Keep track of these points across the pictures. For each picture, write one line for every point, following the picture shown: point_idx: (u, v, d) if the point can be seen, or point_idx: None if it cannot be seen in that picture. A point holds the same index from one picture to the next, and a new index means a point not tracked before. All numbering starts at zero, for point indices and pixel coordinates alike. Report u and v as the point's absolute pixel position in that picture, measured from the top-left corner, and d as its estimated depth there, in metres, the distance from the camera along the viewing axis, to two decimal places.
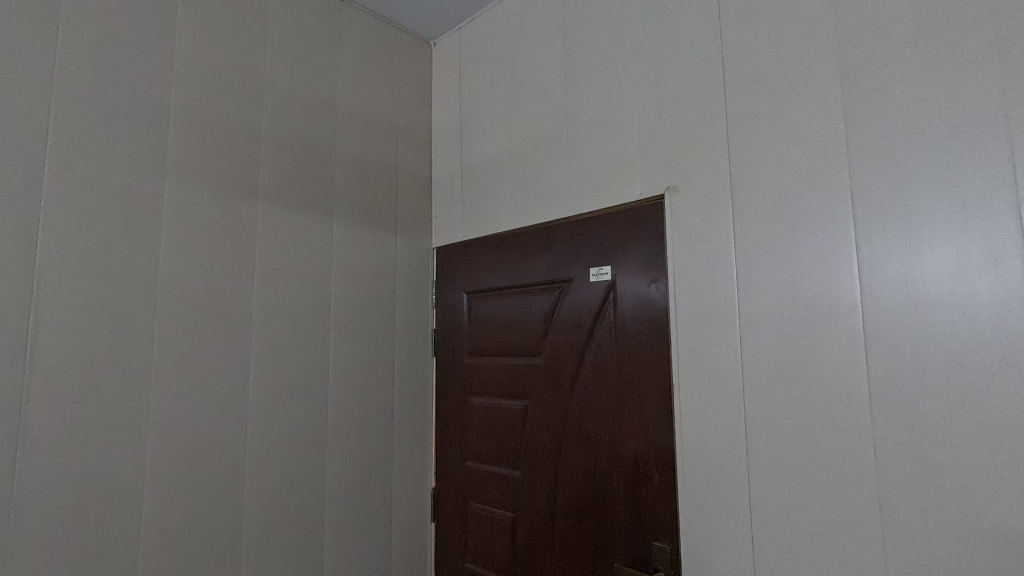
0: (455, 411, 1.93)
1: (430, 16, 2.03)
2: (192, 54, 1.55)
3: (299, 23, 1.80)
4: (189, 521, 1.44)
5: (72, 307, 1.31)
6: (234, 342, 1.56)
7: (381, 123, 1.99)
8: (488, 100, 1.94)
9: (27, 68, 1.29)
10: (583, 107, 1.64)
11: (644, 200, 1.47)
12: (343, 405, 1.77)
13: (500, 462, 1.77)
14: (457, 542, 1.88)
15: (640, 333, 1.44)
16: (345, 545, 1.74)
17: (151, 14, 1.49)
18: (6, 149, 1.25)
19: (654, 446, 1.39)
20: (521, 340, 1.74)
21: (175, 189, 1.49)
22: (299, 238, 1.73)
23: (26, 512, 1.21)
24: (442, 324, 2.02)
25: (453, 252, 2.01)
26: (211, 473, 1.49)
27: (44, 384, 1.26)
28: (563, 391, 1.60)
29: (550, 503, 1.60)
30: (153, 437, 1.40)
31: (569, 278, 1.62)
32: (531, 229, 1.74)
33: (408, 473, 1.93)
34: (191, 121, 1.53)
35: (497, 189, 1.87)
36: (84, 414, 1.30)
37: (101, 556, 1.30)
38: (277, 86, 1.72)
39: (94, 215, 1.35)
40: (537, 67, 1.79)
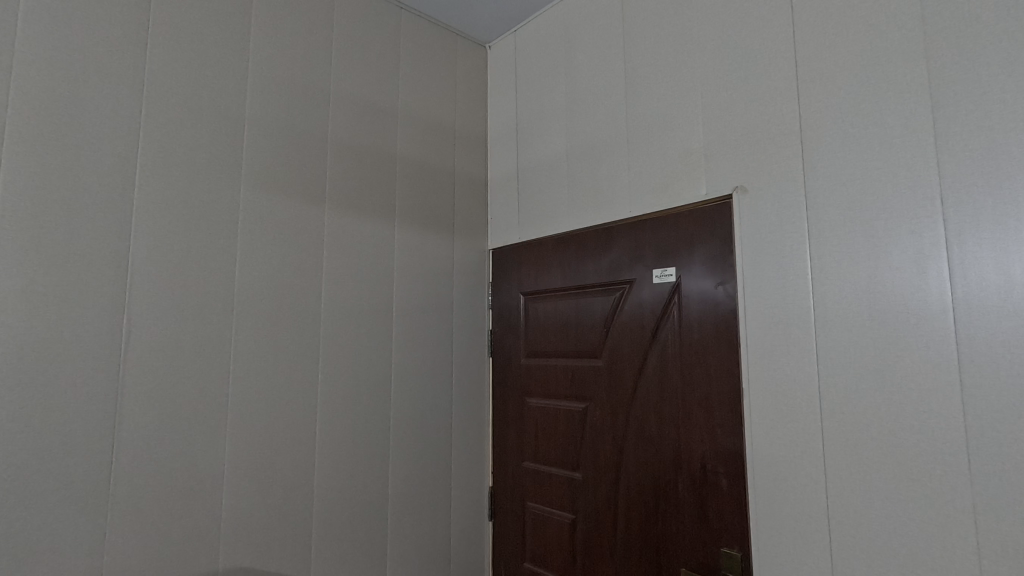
0: (512, 411, 1.94)
1: (486, 20, 2.05)
2: (265, 65, 1.62)
3: (362, 31, 1.85)
4: (263, 514, 1.50)
5: (160, 308, 1.38)
6: (304, 341, 1.62)
7: (439, 128, 2.02)
8: (545, 102, 1.94)
9: (119, 82, 1.37)
10: (645, 107, 1.63)
11: (709, 200, 1.45)
12: (404, 403, 1.81)
13: (559, 463, 1.77)
14: (515, 542, 1.89)
15: (707, 335, 1.41)
16: (407, 540, 1.77)
17: (228, 27, 1.56)
18: (102, 159, 1.33)
19: (722, 449, 1.36)
20: (580, 340, 1.73)
21: (250, 195, 1.55)
22: (363, 241, 1.77)
23: (120, 500, 1.29)
24: (498, 324, 2.04)
25: (509, 254, 2.02)
26: (284, 468, 1.55)
27: (135, 381, 1.33)
28: (625, 393, 1.59)
29: (612, 505, 1.59)
30: (233, 431, 1.47)
31: (631, 279, 1.60)
32: (590, 230, 1.73)
33: (466, 472, 1.95)
34: (264, 130, 1.60)
35: (554, 190, 1.87)
36: (170, 408, 1.38)
37: (186, 544, 1.37)
38: (342, 94, 1.78)
39: (178, 220, 1.43)
40: (596, 67, 1.78)
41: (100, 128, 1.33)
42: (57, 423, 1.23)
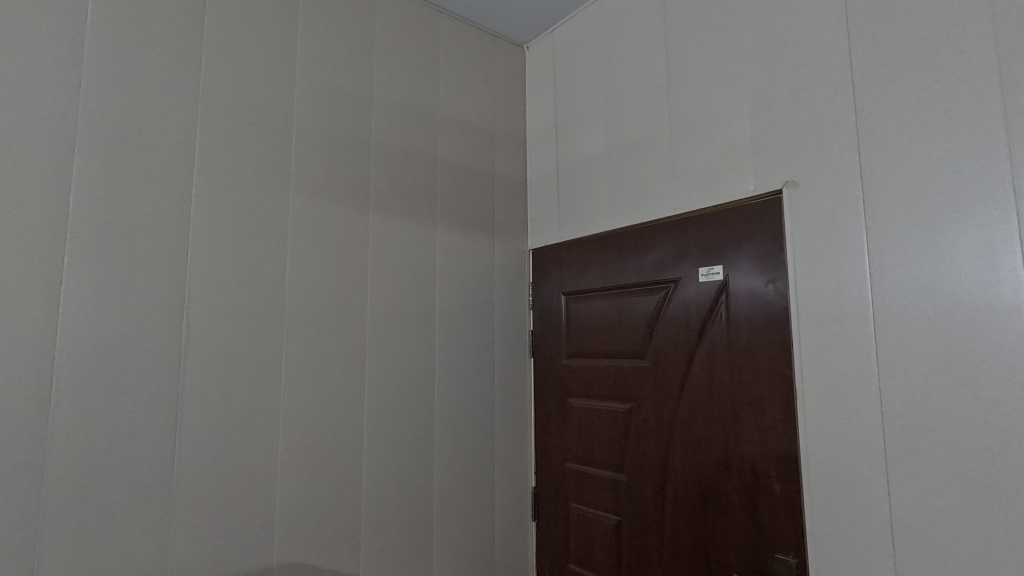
0: (554, 412, 1.94)
1: (524, 21, 2.05)
2: (311, 74, 1.66)
3: (402, 37, 1.88)
4: (314, 512, 1.54)
5: (216, 310, 1.44)
6: (351, 343, 1.65)
7: (478, 130, 2.03)
8: (585, 101, 1.93)
9: (176, 95, 1.43)
10: (688, 103, 1.60)
11: (758, 196, 1.41)
12: (447, 403, 1.83)
13: (603, 464, 1.75)
14: (559, 543, 1.88)
15: (757, 335, 1.37)
16: (451, 539, 1.79)
17: (276, 39, 1.61)
18: (162, 169, 1.39)
19: (774, 453, 1.32)
20: (624, 341, 1.71)
21: (298, 201, 1.60)
22: (406, 244, 1.80)
23: (181, 495, 1.35)
24: (539, 325, 2.04)
25: (549, 254, 2.01)
26: (333, 467, 1.58)
27: (194, 381, 1.39)
28: (670, 394, 1.56)
29: (659, 508, 1.57)
30: (284, 430, 1.51)
31: (676, 278, 1.58)
32: (633, 228, 1.71)
33: (509, 472, 1.96)
34: (311, 137, 1.64)
35: (595, 189, 1.85)
36: (227, 408, 1.43)
37: (242, 538, 1.42)
38: (384, 100, 1.81)
39: (232, 226, 1.48)
40: (637, 63, 1.76)
41: (160, 139, 1.40)
42: (124, 422, 1.29)
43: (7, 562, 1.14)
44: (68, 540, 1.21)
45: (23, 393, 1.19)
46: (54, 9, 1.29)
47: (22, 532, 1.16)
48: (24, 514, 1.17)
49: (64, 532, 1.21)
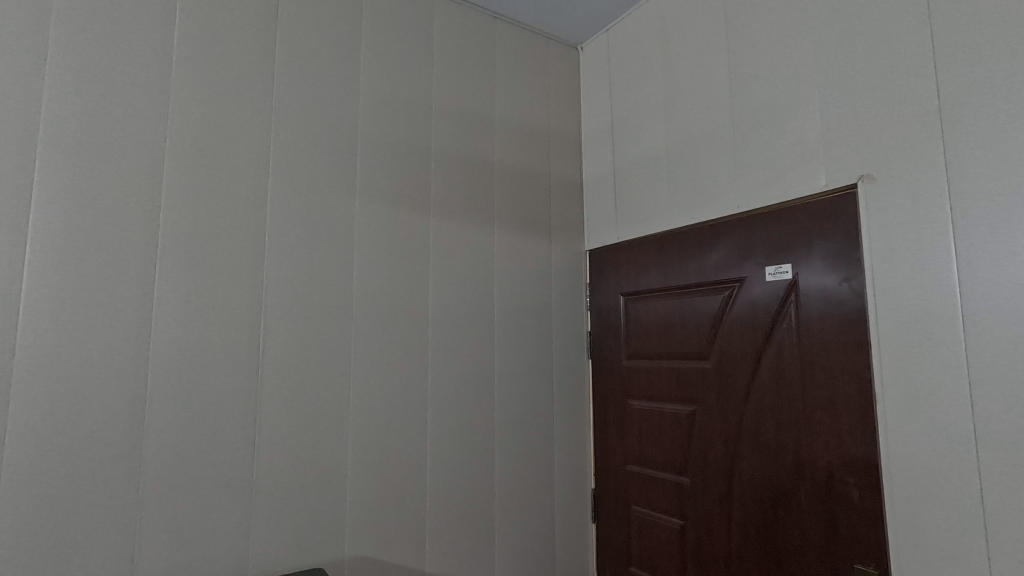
0: (614, 414, 1.92)
1: (579, 21, 2.05)
2: (374, 84, 1.72)
3: (459, 43, 1.91)
4: (382, 509, 1.59)
5: (290, 313, 1.51)
6: (414, 343, 1.70)
7: (534, 133, 2.04)
8: (642, 99, 1.91)
9: (252, 109, 1.51)
10: (752, 98, 1.56)
11: (830, 191, 1.36)
12: (506, 403, 1.85)
13: (665, 467, 1.72)
14: (620, 546, 1.87)
15: (830, 335, 1.32)
16: (513, 539, 1.81)
17: (342, 51, 1.68)
18: (241, 180, 1.48)
19: (850, 458, 1.27)
20: (685, 342, 1.68)
21: (364, 207, 1.66)
22: (465, 248, 1.83)
23: (261, 488, 1.42)
24: (596, 326, 2.03)
25: (607, 255, 2.00)
26: (400, 464, 1.63)
27: (272, 380, 1.47)
28: (736, 396, 1.52)
29: (726, 513, 1.53)
30: (352, 428, 1.57)
31: (741, 277, 1.53)
32: (694, 227, 1.68)
33: (570, 473, 1.96)
34: (374, 144, 1.70)
35: (654, 188, 1.83)
36: (301, 405, 1.50)
37: (317, 532, 1.49)
38: (443, 106, 1.85)
39: (303, 232, 1.55)
40: (696, 58, 1.73)
41: (239, 151, 1.48)
42: (210, 418, 1.38)
43: (111, 548, 1.24)
44: (162, 529, 1.30)
45: (122, 391, 1.29)
46: (145, 35, 1.39)
47: (123, 520, 1.26)
48: (124, 503, 1.27)
49: (158, 522, 1.30)
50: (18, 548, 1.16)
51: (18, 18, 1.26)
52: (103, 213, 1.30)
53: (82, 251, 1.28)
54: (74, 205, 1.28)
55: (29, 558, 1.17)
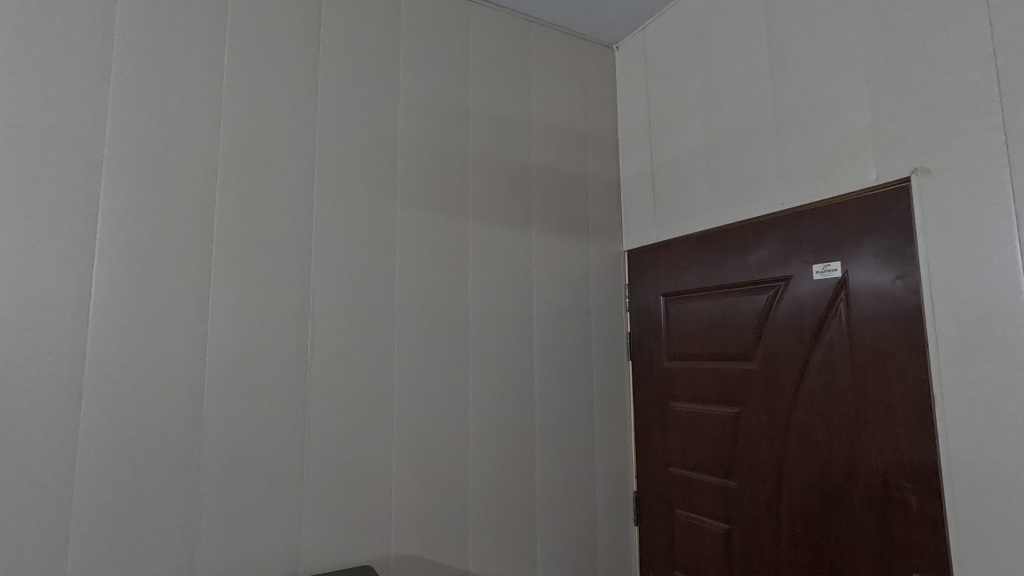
0: (655, 416, 1.90)
1: (614, 21, 2.04)
2: (412, 92, 1.76)
3: (495, 48, 1.93)
4: (426, 509, 1.62)
5: (336, 317, 1.55)
6: (455, 346, 1.72)
7: (571, 135, 2.04)
8: (679, 97, 1.88)
9: (297, 121, 1.57)
10: (796, 92, 1.52)
11: (881, 186, 1.31)
12: (546, 405, 1.85)
13: (709, 470, 1.69)
14: (664, 550, 1.84)
15: (883, 335, 1.28)
16: (555, 540, 1.81)
17: (381, 61, 1.72)
18: (288, 189, 1.53)
19: (907, 463, 1.22)
20: (729, 343, 1.65)
21: (404, 212, 1.69)
22: (504, 250, 1.85)
23: (310, 486, 1.47)
24: (636, 327, 2.01)
25: (645, 255, 1.98)
26: (442, 465, 1.66)
27: (319, 382, 1.51)
28: (783, 398, 1.48)
29: (774, 518, 1.49)
30: (396, 429, 1.60)
31: (787, 276, 1.50)
32: (737, 226, 1.65)
33: (611, 475, 1.95)
34: (414, 151, 1.73)
35: (694, 187, 1.80)
36: (347, 407, 1.54)
37: (364, 530, 1.52)
38: (480, 111, 1.87)
39: (347, 238, 1.59)
40: (736, 53, 1.69)
41: (285, 162, 1.54)
42: (262, 418, 1.43)
43: (172, 542, 1.31)
44: (219, 525, 1.36)
45: (181, 393, 1.35)
46: (197, 53, 1.46)
47: (183, 516, 1.33)
48: (184, 500, 1.33)
49: (215, 518, 1.36)
50: (90, 541, 1.23)
51: (84, 42, 1.34)
52: (161, 224, 1.37)
53: (143, 260, 1.35)
54: (136, 217, 1.35)
55: (99, 551, 1.24)
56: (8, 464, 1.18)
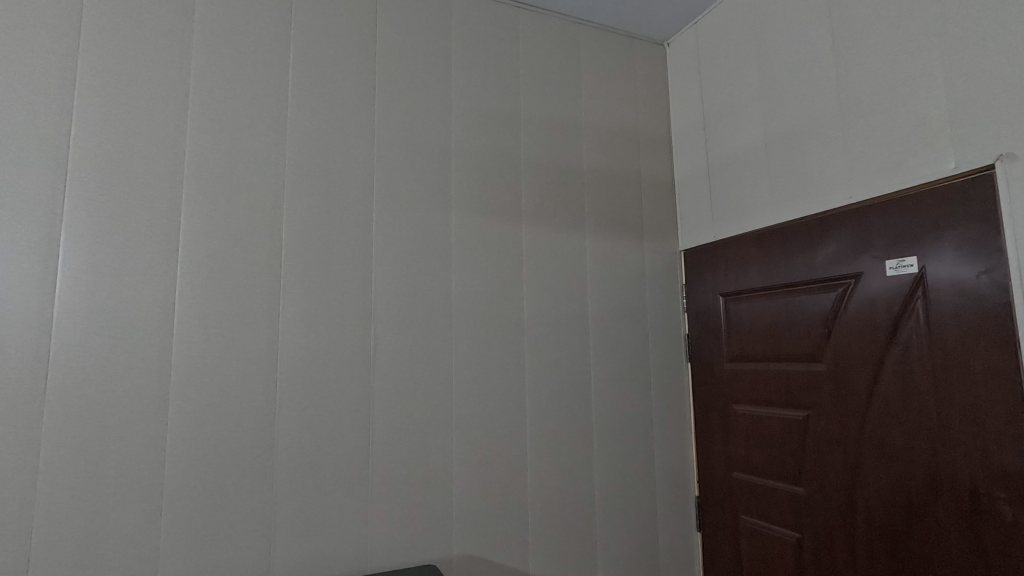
0: (717, 419, 1.85)
1: (665, 18, 2.01)
2: (465, 100, 1.79)
3: (545, 53, 1.94)
4: (487, 510, 1.64)
5: (396, 323, 1.61)
6: (511, 349, 1.74)
7: (623, 135, 2.03)
8: (736, 92, 1.83)
9: (357, 134, 1.63)
10: (862, 80, 1.45)
11: (960, 175, 1.23)
12: (604, 407, 1.84)
13: (776, 476, 1.63)
14: (729, 557, 1.79)
15: (967, 334, 1.20)
16: (615, 545, 1.79)
17: (434, 72, 1.76)
18: (350, 200, 1.60)
19: (998, 470, 1.14)
20: (794, 344, 1.59)
21: (460, 219, 1.73)
22: (557, 253, 1.85)
23: (375, 487, 1.52)
24: (695, 328, 1.97)
25: (703, 254, 1.94)
26: (501, 467, 1.68)
27: (382, 385, 1.57)
28: (856, 401, 1.41)
29: (849, 528, 1.42)
30: (456, 431, 1.64)
31: (857, 273, 1.43)
32: (801, 222, 1.59)
33: (672, 480, 1.91)
34: (468, 158, 1.77)
35: (753, 183, 1.75)
36: (409, 409, 1.59)
37: (426, 530, 1.56)
38: (531, 116, 1.89)
39: (405, 246, 1.64)
40: (795, 43, 1.64)
41: (346, 174, 1.60)
42: (330, 421, 1.50)
43: (251, 538, 1.39)
44: (293, 522, 1.43)
45: (256, 397, 1.43)
46: (265, 75, 1.55)
47: (260, 513, 1.40)
48: (261, 498, 1.41)
49: (289, 516, 1.43)
50: (179, 535, 1.33)
51: (165, 71, 1.45)
52: (236, 238, 1.46)
53: (221, 272, 1.44)
54: (213, 232, 1.44)
55: (187, 544, 1.33)
56: (108, 462, 1.29)
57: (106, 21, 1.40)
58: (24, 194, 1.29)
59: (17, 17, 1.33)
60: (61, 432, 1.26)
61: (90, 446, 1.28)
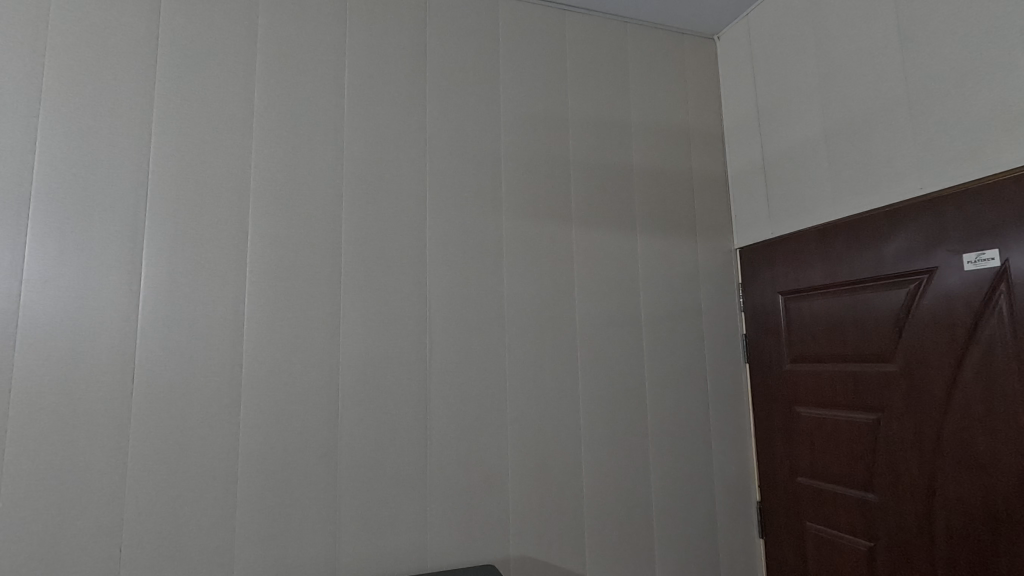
0: (779, 422, 1.79)
1: (715, 11, 1.97)
2: (513, 105, 1.81)
3: (592, 53, 1.94)
4: (542, 511, 1.65)
5: (451, 326, 1.64)
6: (564, 351, 1.74)
7: (673, 132, 1.99)
8: (792, 83, 1.78)
9: (409, 143, 1.68)
10: (932, 65, 1.38)
11: None
12: (659, 409, 1.81)
13: (845, 482, 1.56)
14: (795, 566, 1.72)
15: None
16: (674, 549, 1.76)
17: (483, 79, 1.79)
18: (404, 207, 1.64)
19: None
20: (862, 343, 1.52)
21: (511, 222, 1.75)
22: (608, 254, 1.84)
23: (433, 486, 1.56)
24: (753, 328, 1.91)
25: (760, 251, 1.88)
26: (556, 468, 1.68)
27: (439, 387, 1.60)
28: (933, 404, 1.34)
29: (927, 538, 1.34)
30: (511, 432, 1.65)
31: (931, 267, 1.35)
32: (867, 216, 1.52)
33: (732, 484, 1.86)
34: (517, 162, 1.78)
35: (813, 177, 1.69)
36: (464, 411, 1.61)
37: (483, 530, 1.58)
38: (579, 117, 1.88)
39: (458, 251, 1.68)
40: (857, 29, 1.57)
41: (400, 182, 1.65)
42: (389, 422, 1.54)
43: (318, 534, 1.45)
44: (356, 519, 1.48)
45: (320, 399, 1.49)
46: (323, 90, 1.61)
47: (325, 510, 1.46)
48: (326, 496, 1.47)
49: (353, 514, 1.48)
50: (252, 530, 1.40)
51: (231, 91, 1.53)
52: (299, 247, 1.53)
53: (286, 279, 1.51)
54: (278, 242, 1.51)
55: (260, 538, 1.40)
56: (187, 460, 1.38)
57: (179, 48, 1.50)
58: (110, 212, 1.40)
59: (102, 49, 1.44)
60: (145, 432, 1.36)
61: (171, 446, 1.37)
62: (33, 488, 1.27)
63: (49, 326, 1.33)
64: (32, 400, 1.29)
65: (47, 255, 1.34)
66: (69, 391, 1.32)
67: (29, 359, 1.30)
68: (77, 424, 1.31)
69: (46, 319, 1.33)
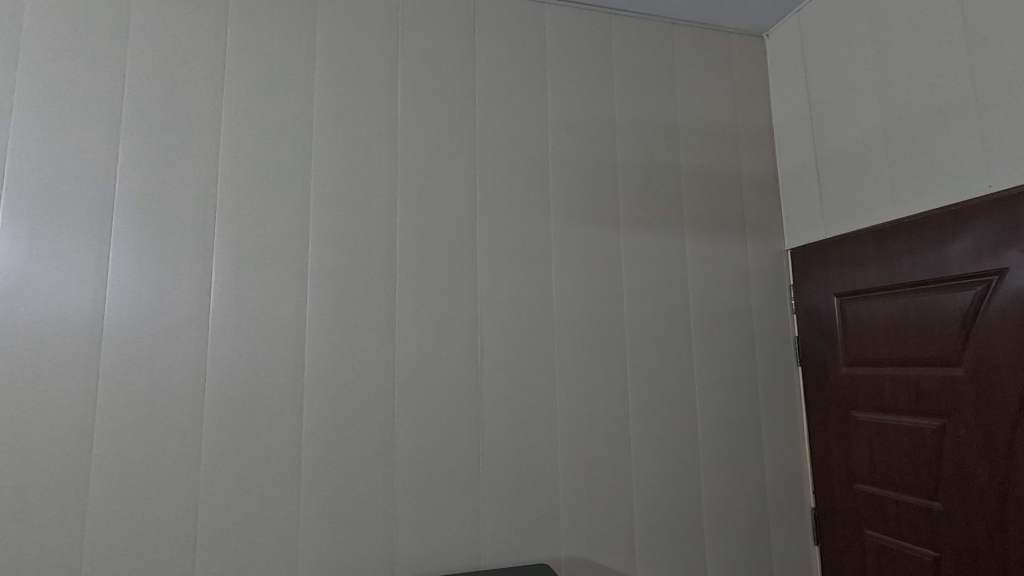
0: (835, 426, 1.75)
1: (765, 8, 1.94)
2: (561, 110, 1.83)
3: (639, 55, 1.94)
4: (593, 513, 1.66)
5: (501, 329, 1.67)
6: (613, 353, 1.75)
7: (722, 132, 1.97)
8: (847, 81, 1.74)
9: (459, 151, 1.72)
10: (1001, 60, 1.33)
11: None
12: (709, 412, 1.80)
13: (908, 489, 1.52)
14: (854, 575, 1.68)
15: None
16: (726, 554, 1.74)
17: (531, 85, 1.82)
18: (455, 213, 1.68)
19: None
20: (925, 347, 1.47)
21: (559, 226, 1.76)
22: (657, 257, 1.84)
23: (485, 486, 1.59)
24: (805, 331, 1.87)
25: (813, 252, 1.84)
26: (606, 470, 1.69)
27: (489, 389, 1.63)
28: (1006, 409, 1.28)
29: (999, 548, 1.29)
30: (560, 434, 1.67)
31: (1000, 269, 1.31)
32: (929, 216, 1.47)
33: (785, 489, 1.83)
34: (565, 166, 1.80)
35: (870, 177, 1.65)
36: (515, 412, 1.64)
37: (535, 530, 1.60)
38: (626, 119, 1.89)
39: (508, 255, 1.70)
40: (917, 25, 1.53)
41: (451, 189, 1.69)
42: (443, 422, 1.58)
43: (376, 531, 1.50)
44: (412, 517, 1.52)
45: (377, 400, 1.55)
46: (377, 100, 1.67)
47: (383, 507, 1.51)
48: (384, 494, 1.52)
49: (410, 512, 1.53)
50: (315, 525, 1.46)
51: (292, 104, 1.60)
52: (357, 253, 1.59)
53: (344, 285, 1.57)
54: (337, 248, 1.58)
55: (323, 534, 1.46)
56: (257, 458, 1.45)
57: (244, 66, 1.58)
58: (183, 223, 1.48)
59: (174, 69, 1.53)
60: (217, 430, 1.43)
61: (241, 444, 1.44)
62: (118, 481, 1.36)
63: (130, 331, 1.42)
64: (115, 399, 1.39)
65: (127, 265, 1.44)
66: (147, 391, 1.41)
67: (113, 362, 1.40)
68: (157, 423, 1.40)
69: (127, 325, 1.42)
